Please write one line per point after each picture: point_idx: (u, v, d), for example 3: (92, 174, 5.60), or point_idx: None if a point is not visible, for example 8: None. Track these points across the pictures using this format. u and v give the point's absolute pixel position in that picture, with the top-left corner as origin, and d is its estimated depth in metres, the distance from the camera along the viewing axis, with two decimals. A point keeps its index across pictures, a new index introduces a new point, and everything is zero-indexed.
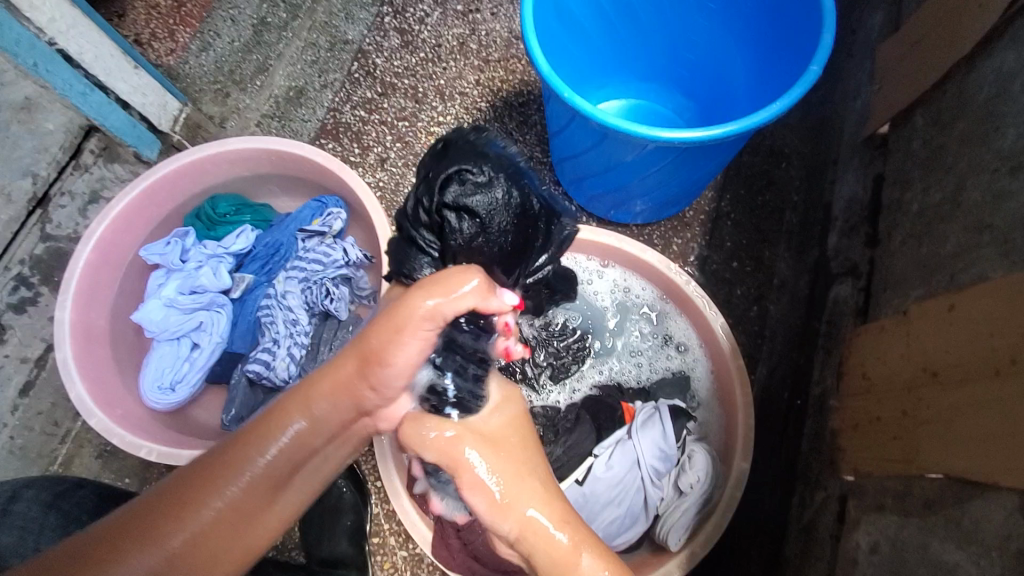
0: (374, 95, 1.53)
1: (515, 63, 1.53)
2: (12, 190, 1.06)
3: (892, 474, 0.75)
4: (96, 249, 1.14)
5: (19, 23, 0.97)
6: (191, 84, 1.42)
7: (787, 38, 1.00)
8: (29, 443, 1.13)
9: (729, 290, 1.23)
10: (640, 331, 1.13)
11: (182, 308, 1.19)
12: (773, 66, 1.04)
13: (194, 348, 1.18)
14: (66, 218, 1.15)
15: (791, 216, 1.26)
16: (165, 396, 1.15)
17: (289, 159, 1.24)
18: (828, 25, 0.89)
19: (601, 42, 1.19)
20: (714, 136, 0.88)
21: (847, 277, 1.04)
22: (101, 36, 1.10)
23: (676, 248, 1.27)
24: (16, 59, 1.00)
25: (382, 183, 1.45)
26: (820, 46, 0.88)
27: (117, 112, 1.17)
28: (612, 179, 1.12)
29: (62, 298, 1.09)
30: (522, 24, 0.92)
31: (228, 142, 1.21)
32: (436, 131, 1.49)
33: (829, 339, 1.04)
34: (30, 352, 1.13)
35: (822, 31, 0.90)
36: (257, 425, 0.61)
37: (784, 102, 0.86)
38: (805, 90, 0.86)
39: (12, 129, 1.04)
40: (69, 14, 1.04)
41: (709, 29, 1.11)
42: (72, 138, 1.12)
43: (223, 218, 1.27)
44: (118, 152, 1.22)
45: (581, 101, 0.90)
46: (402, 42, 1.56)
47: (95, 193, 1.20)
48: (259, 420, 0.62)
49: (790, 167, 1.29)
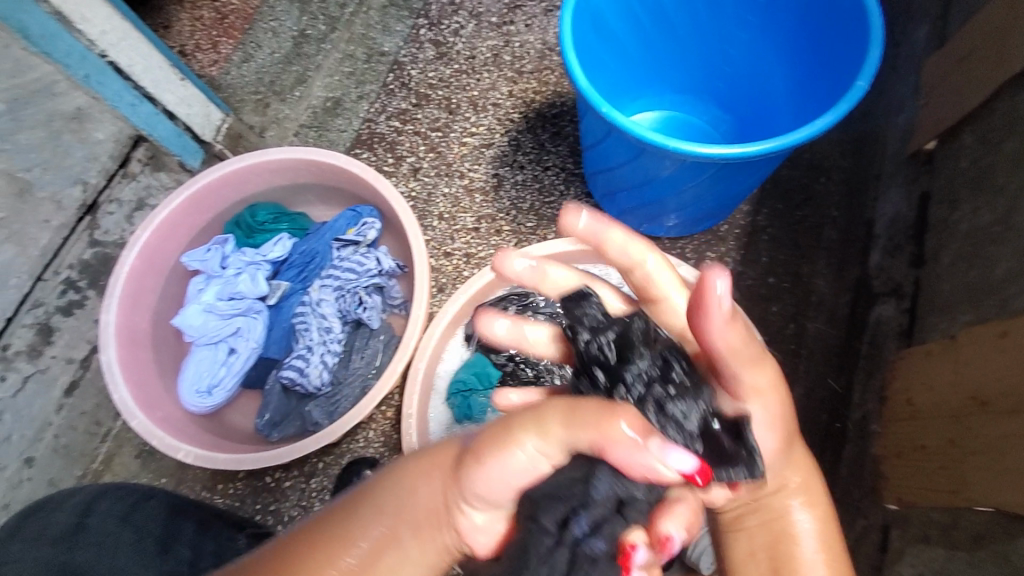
0: (409, 105, 1.55)
1: (548, 74, 1.54)
2: (63, 198, 1.10)
3: (937, 506, 0.73)
4: (142, 255, 1.18)
5: (71, 35, 1.01)
6: (232, 94, 1.48)
7: (830, 52, 0.98)
8: (74, 442, 1.18)
9: (766, 307, 1.20)
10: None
11: (221, 313, 1.21)
12: (816, 80, 1.02)
13: (230, 353, 1.21)
14: (113, 225, 1.20)
15: (831, 232, 1.23)
16: (203, 399, 1.18)
17: (327, 170, 1.27)
18: (875, 40, 0.87)
19: (637, 55, 1.18)
20: (758, 152, 0.86)
21: (891, 297, 1.01)
22: (150, 49, 1.13)
23: (710, 262, 1.26)
24: (68, 71, 1.03)
25: (415, 192, 1.46)
26: (867, 62, 0.86)
27: (164, 122, 1.21)
28: (646, 194, 1.11)
29: (107, 302, 1.13)
30: (560, 37, 0.92)
31: (269, 153, 1.24)
32: (469, 141, 1.50)
33: (871, 360, 1.01)
34: (76, 353, 1.17)
35: (869, 44, 0.88)
36: (328, 521, 0.61)
37: (830, 118, 0.84)
38: (853, 106, 0.84)
39: (64, 138, 1.08)
40: (120, 28, 1.07)
41: (749, 41, 1.11)
42: (121, 148, 1.17)
43: (261, 226, 1.30)
44: (164, 160, 1.26)
45: (619, 118, 0.89)
46: (437, 54, 1.59)
47: (142, 201, 1.24)
48: (343, 504, 0.62)
49: (829, 182, 1.26)
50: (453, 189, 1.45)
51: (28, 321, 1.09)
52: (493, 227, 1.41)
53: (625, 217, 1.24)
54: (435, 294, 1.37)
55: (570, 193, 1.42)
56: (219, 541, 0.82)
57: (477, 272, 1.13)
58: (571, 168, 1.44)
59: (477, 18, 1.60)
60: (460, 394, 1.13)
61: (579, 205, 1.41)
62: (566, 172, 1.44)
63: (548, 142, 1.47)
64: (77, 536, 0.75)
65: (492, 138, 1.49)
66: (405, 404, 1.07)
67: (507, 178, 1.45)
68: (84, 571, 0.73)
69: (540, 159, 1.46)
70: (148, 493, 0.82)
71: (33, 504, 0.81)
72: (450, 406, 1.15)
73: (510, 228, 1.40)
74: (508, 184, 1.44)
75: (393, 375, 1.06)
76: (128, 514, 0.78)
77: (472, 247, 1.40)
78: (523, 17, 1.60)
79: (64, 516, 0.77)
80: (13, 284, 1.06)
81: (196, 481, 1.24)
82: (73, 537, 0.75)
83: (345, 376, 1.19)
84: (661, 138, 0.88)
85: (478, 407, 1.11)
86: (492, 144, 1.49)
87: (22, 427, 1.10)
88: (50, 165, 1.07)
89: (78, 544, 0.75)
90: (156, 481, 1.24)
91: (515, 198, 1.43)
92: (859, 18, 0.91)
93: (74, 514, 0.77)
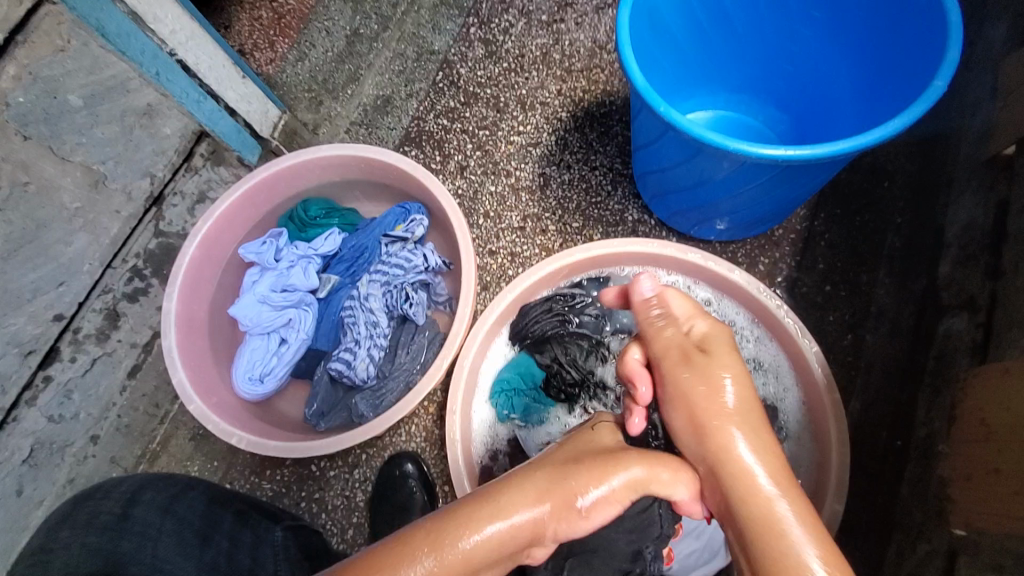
0: (457, 104, 1.56)
1: (599, 73, 1.52)
2: (133, 189, 1.15)
3: (1015, 533, 0.69)
4: (202, 247, 1.23)
5: (144, 34, 1.05)
6: (287, 91, 1.51)
7: (903, 50, 0.93)
8: (134, 422, 1.24)
9: (821, 315, 1.17)
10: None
11: (274, 305, 1.25)
12: (886, 80, 0.97)
13: (282, 344, 1.25)
14: (177, 216, 1.25)
15: (894, 239, 1.18)
16: (255, 387, 1.22)
17: (378, 167, 1.29)
18: (956, 38, 0.82)
19: (694, 53, 1.15)
20: (823, 154, 0.83)
21: (962, 310, 0.96)
22: (215, 48, 1.19)
23: (762, 267, 1.23)
24: (141, 68, 1.07)
25: (461, 190, 1.47)
26: (946, 61, 0.81)
27: (225, 118, 1.26)
28: (699, 196, 1.09)
29: (169, 290, 1.18)
30: (617, 36, 0.91)
31: (323, 149, 1.27)
32: (516, 140, 1.49)
33: (937, 375, 0.96)
34: (139, 338, 1.23)
35: (949, 42, 0.83)
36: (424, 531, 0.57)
37: (903, 118, 0.80)
38: (930, 106, 0.79)
39: (135, 133, 1.12)
40: (187, 27, 1.12)
41: (813, 39, 1.06)
42: (186, 143, 1.21)
43: (313, 220, 1.33)
44: (224, 156, 1.31)
45: (678, 117, 0.87)
46: (486, 52, 1.59)
47: (203, 194, 1.29)
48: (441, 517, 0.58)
49: (893, 187, 1.21)
50: (499, 187, 1.45)
51: (97, 306, 1.14)
52: (539, 227, 1.40)
53: (675, 219, 1.21)
54: (480, 292, 1.37)
55: (617, 194, 1.40)
56: (255, 531, 0.86)
57: (523, 271, 1.12)
58: (619, 168, 1.42)
59: (527, 16, 1.60)
60: (502, 393, 1.14)
61: (627, 206, 1.39)
62: (614, 172, 1.42)
63: (596, 142, 1.46)
64: (121, 525, 0.75)
65: (540, 137, 1.48)
66: (449, 400, 1.07)
67: (554, 177, 1.44)
68: (127, 559, 0.72)
69: (587, 158, 1.44)
70: (189, 485, 0.85)
71: (80, 492, 0.80)
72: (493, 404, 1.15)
73: (555, 228, 1.39)
74: (555, 183, 1.43)
75: (438, 371, 1.07)
76: (170, 506, 0.80)
77: (517, 246, 1.39)
78: (574, 15, 1.58)
79: (109, 505, 0.77)
80: (85, 269, 1.11)
81: (245, 466, 1.29)
82: (118, 526, 0.75)
83: (390, 370, 1.20)
84: (720, 138, 0.86)
85: (520, 407, 1.12)
86: (539, 143, 1.48)
87: (88, 406, 1.16)
88: (122, 158, 1.12)
89: (122, 534, 0.74)
90: (208, 463, 1.29)
91: (561, 198, 1.42)
92: (937, 14, 0.86)
93: (119, 504, 0.77)
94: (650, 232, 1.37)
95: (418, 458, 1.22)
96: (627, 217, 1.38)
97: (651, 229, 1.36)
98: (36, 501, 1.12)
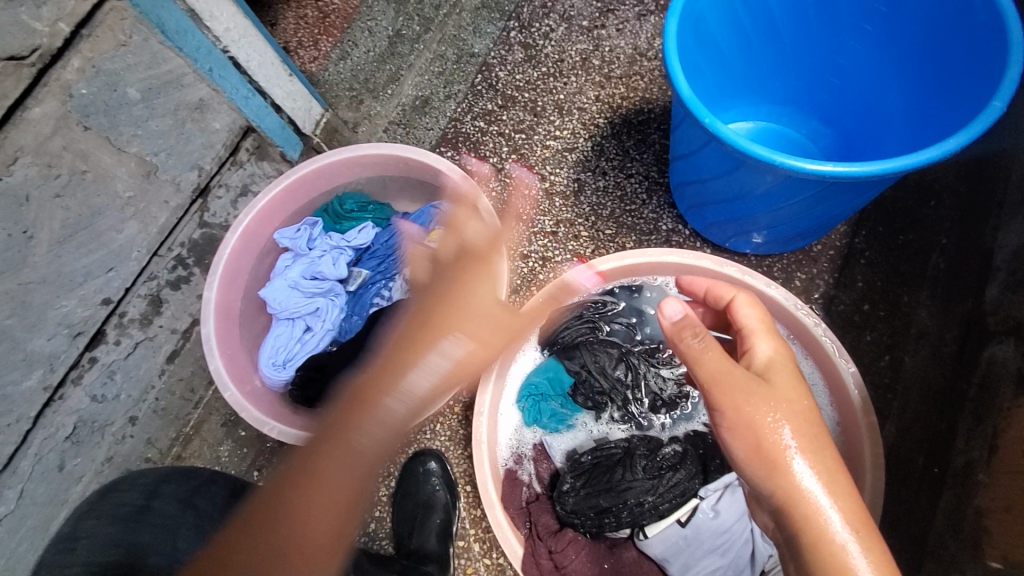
0: (494, 106, 1.57)
1: (638, 80, 1.52)
2: (181, 180, 1.19)
3: None
4: (243, 238, 1.26)
5: (200, 32, 1.09)
6: (329, 90, 1.53)
7: (959, 66, 0.91)
8: (170, 405, 1.29)
9: (859, 334, 1.17)
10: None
11: (304, 292, 1.28)
12: (939, 97, 0.95)
13: (306, 331, 1.28)
14: (220, 208, 1.29)
15: (939, 260, 1.17)
16: (277, 371, 1.25)
17: (416, 168, 1.30)
18: (1018, 57, 0.80)
19: (738, 64, 1.14)
20: (873, 173, 0.81)
21: (1010, 337, 0.94)
22: (265, 47, 1.22)
23: (799, 282, 1.23)
24: (195, 64, 1.11)
25: (495, 193, 1.48)
26: (1006, 80, 0.79)
27: (271, 115, 1.30)
28: (738, 208, 1.07)
29: (210, 279, 1.21)
30: (664, 45, 0.90)
31: (363, 148, 1.29)
32: (552, 144, 1.50)
33: (978, 401, 0.94)
34: (180, 324, 1.27)
35: (1010, 61, 0.80)
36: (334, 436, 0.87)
37: (959, 139, 0.78)
38: (988, 127, 0.77)
39: (187, 127, 1.15)
40: (241, 26, 1.16)
41: (863, 53, 1.05)
42: (233, 137, 1.24)
43: (348, 214, 1.36)
44: (268, 151, 1.34)
45: (724, 129, 0.86)
46: (526, 57, 1.60)
47: (245, 187, 1.32)
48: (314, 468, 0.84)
49: (941, 206, 1.20)
50: (533, 191, 1.46)
51: (142, 292, 1.18)
52: (571, 232, 1.40)
53: (711, 230, 1.20)
54: (510, 294, 1.38)
55: (652, 203, 1.39)
56: None
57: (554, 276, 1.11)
58: (655, 176, 1.41)
59: (567, 21, 1.60)
60: (528, 397, 1.13)
61: (661, 215, 1.38)
62: (649, 180, 1.41)
63: (633, 149, 1.45)
64: (142, 517, 0.80)
65: (576, 142, 1.49)
66: (478, 402, 1.06)
67: (588, 183, 1.44)
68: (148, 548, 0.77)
69: (623, 166, 1.44)
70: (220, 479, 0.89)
71: (106, 486, 0.86)
72: (519, 408, 1.13)
73: (588, 234, 1.39)
74: (589, 189, 1.43)
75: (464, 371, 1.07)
76: (191, 498, 0.87)
77: (548, 250, 1.40)
78: (615, 22, 1.58)
79: (133, 496, 0.83)
80: (134, 256, 1.15)
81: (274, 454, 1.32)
82: (140, 517, 0.80)
83: None
84: (767, 152, 0.85)
85: (546, 411, 1.11)
86: (575, 148, 1.48)
87: (129, 388, 1.21)
88: (173, 150, 1.15)
89: (142, 525, 0.79)
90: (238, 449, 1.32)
91: (595, 204, 1.42)
92: (997, 31, 0.84)
93: (141, 496, 0.83)
94: (684, 243, 1.35)
95: (441, 456, 1.24)
96: (661, 227, 1.37)
97: (686, 240, 1.35)
98: (76, 477, 1.16)
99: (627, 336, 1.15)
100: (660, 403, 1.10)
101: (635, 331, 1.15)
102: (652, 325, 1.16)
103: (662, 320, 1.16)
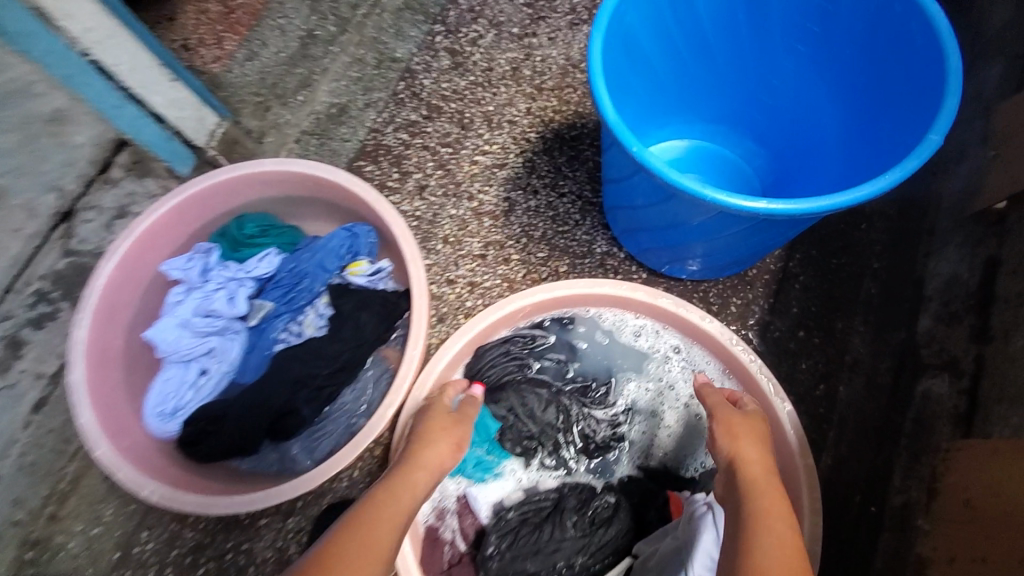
0: (419, 117, 1.45)
1: (570, 93, 1.44)
2: (37, 206, 1.01)
3: None
4: (120, 267, 1.09)
5: (50, 32, 0.92)
6: (234, 94, 1.34)
7: (892, 95, 0.88)
8: (41, 460, 1.08)
9: (793, 362, 1.13)
10: (688, 403, 1.04)
11: (196, 330, 1.10)
12: (872, 126, 0.92)
13: (200, 375, 1.10)
14: (91, 233, 1.10)
15: (871, 285, 1.16)
16: (164, 422, 1.07)
17: (326, 185, 1.17)
18: (954, 88, 0.76)
19: (671, 80, 1.08)
20: (807, 210, 0.76)
21: (944, 372, 0.92)
22: (141, 49, 1.04)
23: (733, 308, 1.19)
24: (46, 69, 0.95)
25: (419, 212, 1.36)
26: (944, 110, 0.75)
27: (151, 125, 1.13)
28: (671, 236, 1.01)
29: (79, 315, 1.03)
30: (590, 63, 0.81)
31: (263, 163, 1.15)
32: (480, 160, 1.39)
33: (915, 438, 0.92)
34: (45, 368, 1.07)
35: (946, 91, 0.77)
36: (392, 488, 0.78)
37: (892, 175, 0.74)
38: (923, 162, 0.73)
39: (40, 141, 0.98)
40: (107, 26, 0.98)
41: (795, 75, 1.01)
42: (102, 153, 1.08)
43: (249, 240, 1.20)
44: (151, 166, 1.18)
45: (653, 159, 0.79)
46: (452, 64, 1.49)
47: (124, 208, 1.15)
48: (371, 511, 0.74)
49: (872, 230, 1.19)
50: (460, 210, 1.35)
51: None
52: (501, 255, 1.30)
53: (646, 255, 1.15)
54: (435, 324, 1.26)
55: (585, 223, 1.31)
56: None
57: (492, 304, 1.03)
58: (589, 195, 1.34)
59: (497, 28, 1.51)
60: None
61: (595, 237, 1.30)
62: (583, 200, 1.34)
63: (565, 166, 1.37)
64: None
65: (506, 158, 1.39)
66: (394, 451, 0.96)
67: (519, 202, 1.34)
68: None
69: (555, 183, 1.35)
70: None
71: None
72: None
73: (519, 256, 1.30)
74: (520, 209, 1.34)
75: (383, 419, 0.95)
76: None
77: (477, 275, 1.29)
78: (547, 30, 1.50)
79: None
80: None
81: (165, 513, 1.15)
82: None
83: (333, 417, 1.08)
84: (698, 185, 0.78)
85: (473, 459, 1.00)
86: (505, 164, 1.38)
87: None
88: (25, 169, 0.97)
89: None
90: (120, 510, 1.14)
91: (526, 225, 1.32)
92: (931, 60, 0.80)
93: None
94: (619, 266, 1.28)
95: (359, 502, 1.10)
96: (595, 249, 1.29)
97: (621, 263, 1.28)
98: None
99: (557, 376, 1.05)
100: (589, 447, 1.01)
101: (565, 369, 1.06)
102: (584, 363, 1.07)
103: (596, 358, 1.07)
